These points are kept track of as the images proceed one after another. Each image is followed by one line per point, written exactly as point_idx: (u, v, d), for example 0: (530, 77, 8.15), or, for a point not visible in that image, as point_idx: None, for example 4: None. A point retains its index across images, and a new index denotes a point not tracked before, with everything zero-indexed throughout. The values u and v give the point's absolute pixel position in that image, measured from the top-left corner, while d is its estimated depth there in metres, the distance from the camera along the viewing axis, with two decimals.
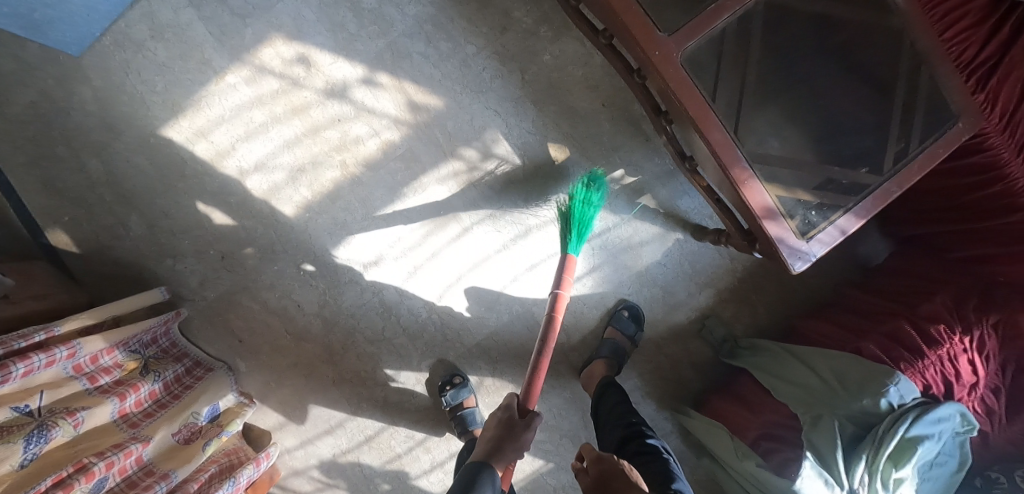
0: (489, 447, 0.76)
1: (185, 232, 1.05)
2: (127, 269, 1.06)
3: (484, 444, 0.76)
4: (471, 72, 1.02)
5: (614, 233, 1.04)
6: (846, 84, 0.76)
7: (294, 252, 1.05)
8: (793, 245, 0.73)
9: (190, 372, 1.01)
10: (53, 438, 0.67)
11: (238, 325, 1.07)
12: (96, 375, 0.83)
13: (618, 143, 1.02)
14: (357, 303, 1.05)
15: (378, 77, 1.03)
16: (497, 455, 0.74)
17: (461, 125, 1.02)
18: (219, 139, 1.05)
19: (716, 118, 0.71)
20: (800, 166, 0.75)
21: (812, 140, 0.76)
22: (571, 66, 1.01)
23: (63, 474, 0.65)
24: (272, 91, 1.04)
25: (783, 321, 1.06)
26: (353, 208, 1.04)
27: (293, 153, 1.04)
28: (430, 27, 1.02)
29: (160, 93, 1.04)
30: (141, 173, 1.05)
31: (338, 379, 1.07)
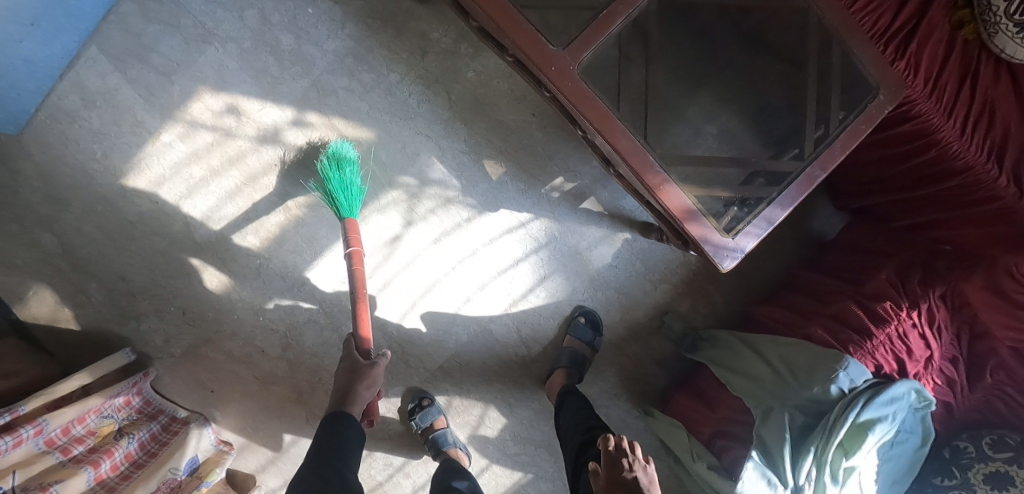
0: (340, 395, 0.79)
1: (144, 293, 1.08)
2: (95, 335, 1.09)
3: (337, 393, 0.80)
4: (397, 99, 1.01)
5: (560, 242, 1.04)
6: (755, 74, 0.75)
7: (252, 298, 1.07)
8: (718, 243, 0.72)
9: (166, 428, 1.03)
10: None
11: (208, 376, 1.09)
12: (68, 447, 0.85)
13: (552, 151, 1.02)
14: (319, 341, 1.07)
15: (307, 117, 1.03)
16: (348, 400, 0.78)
17: (394, 154, 1.02)
18: (163, 198, 1.06)
19: (622, 126, 0.69)
20: (718, 161, 0.73)
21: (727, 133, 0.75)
22: (495, 80, 1.01)
23: None
24: (207, 145, 1.05)
25: (742, 307, 1.05)
26: (302, 249, 1.05)
27: (236, 203, 1.05)
28: (351, 60, 1.01)
29: (100, 160, 1.05)
30: (94, 241, 1.07)
31: (311, 416, 1.09)
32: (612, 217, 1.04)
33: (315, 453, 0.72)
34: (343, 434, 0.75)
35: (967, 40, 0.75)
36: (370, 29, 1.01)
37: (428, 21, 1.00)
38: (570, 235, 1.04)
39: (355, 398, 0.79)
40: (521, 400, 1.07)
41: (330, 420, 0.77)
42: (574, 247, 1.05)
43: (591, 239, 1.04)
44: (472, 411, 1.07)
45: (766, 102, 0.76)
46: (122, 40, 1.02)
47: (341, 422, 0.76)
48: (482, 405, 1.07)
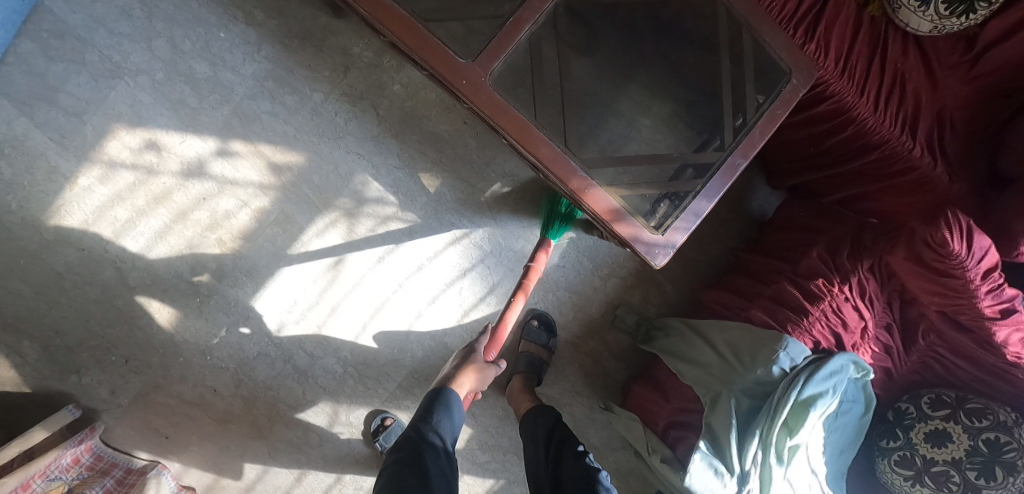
0: (450, 374, 0.83)
1: (81, 345, 1.03)
2: (31, 395, 1.03)
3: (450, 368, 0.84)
4: (324, 119, 0.98)
5: (506, 246, 1.03)
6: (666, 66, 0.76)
7: (197, 337, 1.03)
8: (648, 241, 0.72)
9: (122, 481, 0.99)
10: None
11: (160, 423, 1.05)
12: None
13: (489, 157, 1.01)
14: (271, 374, 1.04)
15: (232, 146, 0.99)
16: (457, 380, 0.81)
17: (327, 176, 0.99)
18: (90, 244, 1.01)
19: (540, 134, 0.69)
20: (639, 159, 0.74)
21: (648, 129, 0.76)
22: (424, 91, 0.99)
23: None
24: (130, 185, 1.00)
25: (692, 294, 1.05)
26: (243, 283, 1.02)
27: (168, 243, 1.01)
28: (271, 83, 0.98)
29: (16, 211, 0.99)
30: (20, 297, 1.01)
31: (273, 451, 1.06)
32: None
33: (420, 413, 0.76)
34: (445, 410, 0.76)
35: (874, 16, 0.76)
36: (289, 50, 0.97)
37: (348, 37, 0.97)
38: (514, 239, 1.03)
39: (465, 375, 0.82)
40: (485, 409, 1.06)
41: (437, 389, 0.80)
42: (520, 250, 1.04)
43: (537, 241, 1.03)
44: None
45: (682, 95, 0.77)
46: (23, 83, 0.96)
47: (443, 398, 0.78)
48: None
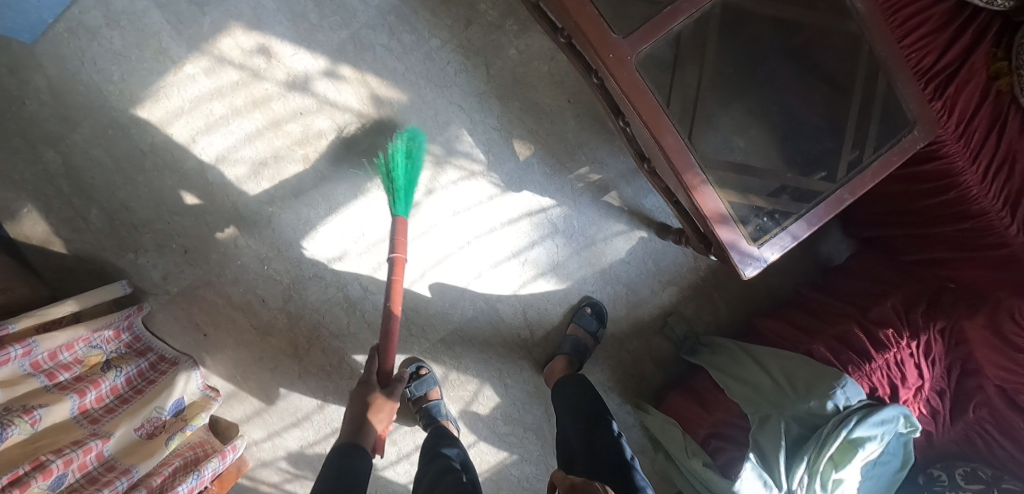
0: (354, 426, 0.78)
1: (146, 225, 1.04)
2: (88, 262, 1.05)
3: (351, 419, 0.79)
4: (435, 65, 0.99)
5: (580, 231, 1.04)
6: (798, 89, 0.74)
7: (259, 246, 1.05)
8: (744, 250, 0.73)
9: (154, 367, 1.01)
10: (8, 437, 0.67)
11: (203, 319, 1.06)
12: (54, 372, 0.83)
13: (582, 141, 1.01)
14: (321, 298, 1.05)
15: (340, 70, 0.99)
16: (361, 430, 0.78)
17: (425, 121, 1.00)
18: (179, 132, 1.02)
19: (669, 122, 0.70)
20: (753, 170, 0.73)
21: (761, 147, 0.73)
22: (536, 62, 0.99)
23: (20, 472, 0.65)
24: (232, 83, 1.01)
25: (744, 318, 1.07)
26: (317, 204, 1.03)
27: (254, 146, 1.02)
28: (393, 18, 0.98)
29: (117, 83, 1.01)
30: (100, 166, 1.03)
31: (304, 373, 1.08)
32: (631, 214, 1.04)
33: (325, 476, 0.69)
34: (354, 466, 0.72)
35: (1000, 91, 0.75)
36: None
37: None
38: (588, 226, 1.04)
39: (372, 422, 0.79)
40: (517, 382, 1.08)
41: (341, 451, 0.74)
42: (591, 237, 1.04)
43: (609, 232, 1.04)
44: (467, 386, 1.08)
45: (807, 117, 0.74)
46: None
47: (351, 456, 0.73)
48: (478, 382, 1.08)
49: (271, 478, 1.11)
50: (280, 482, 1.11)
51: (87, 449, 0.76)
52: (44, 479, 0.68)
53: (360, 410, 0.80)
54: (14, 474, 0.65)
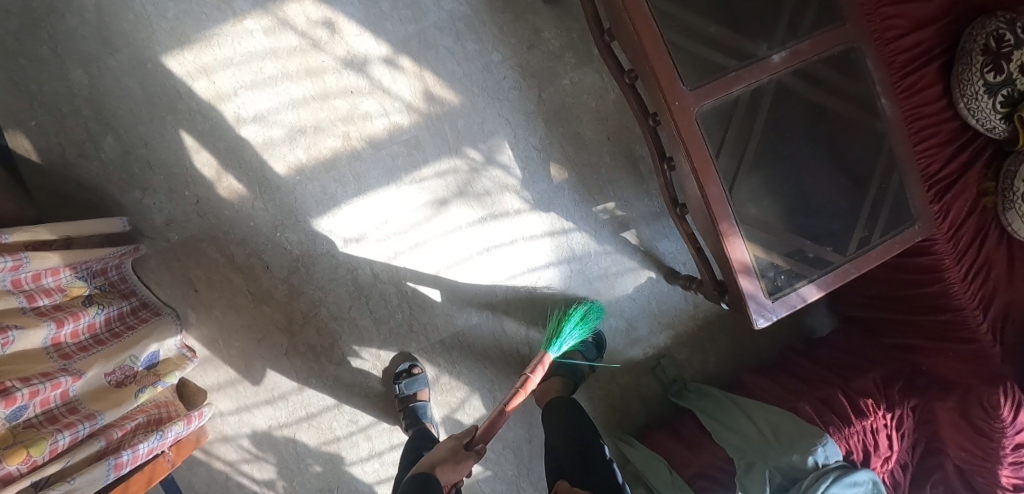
0: (433, 462, 0.74)
1: (162, 166, 1.00)
2: (88, 192, 1.00)
3: (432, 458, 0.75)
4: (492, 77, 1.02)
5: (595, 261, 1.06)
6: (824, 171, 0.83)
7: (275, 213, 1.01)
8: (760, 302, 0.79)
9: (134, 313, 0.95)
10: None
11: (197, 274, 1.01)
12: (34, 295, 0.76)
13: (614, 177, 1.04)
14: (329, 276, 1.02)
15: (400, 60, 1.01)
16: (439, 467, 0.73)
17: (471, 126, 1.02)
18: (222, 82, 1.00)
19: (715, 173, 0.77)
20: (770, 229, 0.80)
21: (776, 217, 0.80)
22: (587, 96, 1.04)
23: None
24: (289, 47, 1.01)
25: (730, 373, 1.12)
26: (347, 182, 1.01)
27: (297, 113, 1.00)
28: (462, 25, 1.02)
29: (169, 19, 0.99)
30: (129, 97, 1.00)
31: (291, 350, 1.03)
32: (645, 254, 1.07)
33: None
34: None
35: (987, 207, 0.88)
36: (490, 6, 1.02)
37: (546, 19, 1.02)
38: (603, 258, 1.06)
39: (448, 469, 0.74)
40: (506, 397, 1.07)
41: (417, 478, 0.70)
42: (603, 269, 1.06)
43: (621, 267, 1.06)
44: (455, 393, 1.06)
45: (829, 195, 0.83)
46: None
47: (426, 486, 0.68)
48: (468, 390, 1.06)
49: (229, 455, 1.04)
50: (237, 461, 1.04)
51: (54, 383, 0.69)
52: (7, 407, 0.61)
53: (442, 454, 0.76)
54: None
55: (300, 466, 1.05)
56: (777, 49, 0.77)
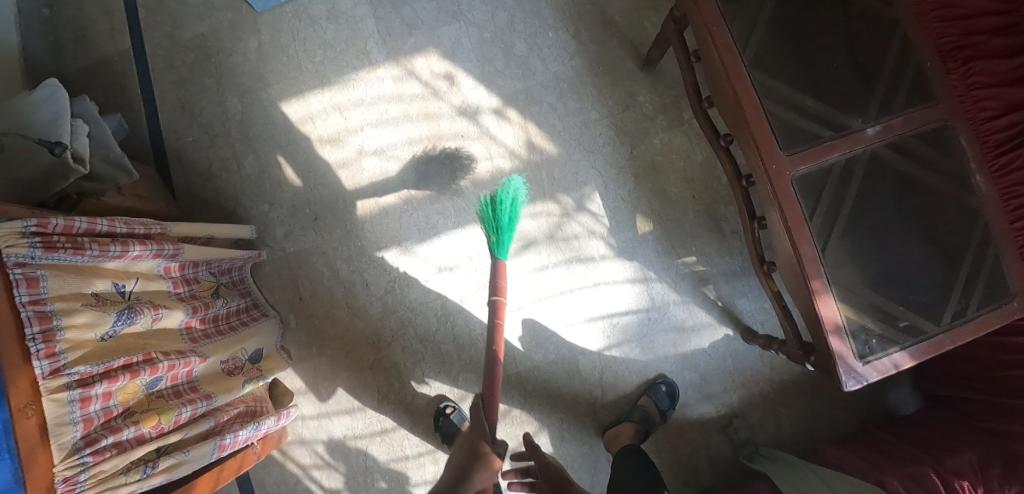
0: (455, 474, 0.74)
1: (289, 185, 1.13)
2: (223, 201, 1.14)
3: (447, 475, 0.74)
4: (588, 133, 1.14)
5: (672, 312, 1.09)
6: (920, 242, 0.85)
7: (381, 235, 1.11)
8: (850, 364, 0.79)
9: (247, 311, 1.06)
10: (134, 323, 0.77)
11: (304, 284, 1.12)
12: (179, 282, 0.92)
13: (696, 231, 1.11)
14: (420, 299, 1.09)
15: (508, 111, 1.14)
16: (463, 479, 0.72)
17: (566, 174, 1.12)
18: (352, 118, 1.15)
19: (809, 233, 0.82)
20: (849, 290, 0.82)
21: (867, 283, 0.83)
22: (674, 156, 1.13)
23: (133, 360, 0.75)
24: (413, 94, 1.15)
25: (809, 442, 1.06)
26: (448, 214, 1.11)
27: (412, 149, 1.13)
28: (565, 86, 1.16)
29: (316, 64, 1.17)
30: (271, 123, 1.15)
31: (375, 365, 1.09)
32: (722, 309, 1.08)
33: None
34: None
35: None
36: (592, 72, 1.16)
37: (640, 86, 1.16)
38: (680, 310, 1.09)
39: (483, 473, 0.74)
40: (573, 438, 1.07)
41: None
42: (679, 321, 1.08)
43: (698, 321, 1.08)
44: (525, 427, 1.07)
45: (925, 266, 0.85)
46: None
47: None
48: (539, 425, 1.07)
49: (302, 459, 1.10)
50: (309, 466, 1.09)
51: (183, 361, 0.82)
52: (149, 375, 0.76)
53: (465, 458, 0.76)
54: (129, 361, 0.74)
55: (366, 481, 1.08)
56: (871, 123, 0.85)
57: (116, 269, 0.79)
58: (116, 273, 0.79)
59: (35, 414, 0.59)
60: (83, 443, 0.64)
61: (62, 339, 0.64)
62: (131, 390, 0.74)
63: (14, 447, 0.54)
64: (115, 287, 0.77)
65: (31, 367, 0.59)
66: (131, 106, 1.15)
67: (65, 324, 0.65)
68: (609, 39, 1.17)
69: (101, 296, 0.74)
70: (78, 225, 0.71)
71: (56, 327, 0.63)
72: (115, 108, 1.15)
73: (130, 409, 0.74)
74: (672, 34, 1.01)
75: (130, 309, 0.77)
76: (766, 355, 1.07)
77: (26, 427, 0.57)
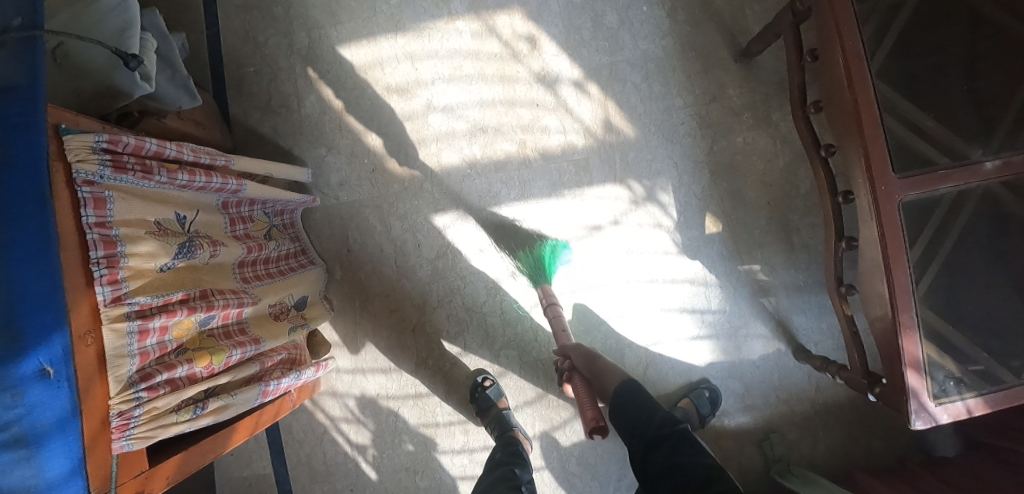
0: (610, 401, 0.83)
1: (350, 131, 1.08)
2: (281, 140, 1.09)
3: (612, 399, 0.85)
4: (670, 120, 1.08)
5: (726, 318, 1.06)
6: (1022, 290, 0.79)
7: (439, 196, 1.07)
8: (923, 402, 0.77)
9: (295, 257, 1.03)
10: (193, 257, 0.75)
11: (354, 236, 1.09)
12: (235, 219, 0.88)
13: (765, 239, 1.06)
14: (472, 268, 1.06)
15: (589, 85, 1.08)
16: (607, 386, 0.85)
17: (640, 160, 1.07)
18: (423, 70, 1.08)
19: (906, 263, 0.77)
20: (937, 329, 0.78)
21: (956, 324, 0.79)
22: (755, 158, 1.07)
23: (189, 296, 0.72)
24: (491, 53, 1.08)
25: (844, 469, 1.04)
26: (511, 186, 1.06)
27: (483, 112, 1.08)
28: (653, 67, 1.08)
29: (391, 5, 1.09)
30: (337, 63, 1.09)
31: (417, 328, 1.07)
32: (778, 323, 1.06)
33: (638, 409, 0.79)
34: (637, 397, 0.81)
35: None
36: (683, 56, 1.09)
37: (731, 77, 1.08)
38: (735, 317, 1.06)
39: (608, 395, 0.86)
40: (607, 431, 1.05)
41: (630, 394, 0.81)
42: (732, 329, 1.06)
43: (752, 331, 1.06)
44: (560, 411, 1.06)
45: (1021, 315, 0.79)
46: None
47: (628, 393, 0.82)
48: (574, 412, 1.06)
49: (332, 410, 1.10)
50: (339, 418, 1.09)
51: (236, 302, 0.79)
52: (205, 312, 0.73)
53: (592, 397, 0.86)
54: (186, 296, 0.71)
55: (394, 440, 1.08)
56: (992, 157, 0.79)
57: (181, 199, 0.75)
58: (180, 203, 0.75)
59: (95, 343, 0.57)
60: (138, 377, 0.62)
61: (125, 266, 0.61)
62: (185, 326, 0.71)
63: (74, 376, 0.51)
64: (177, 218, 0.73)
65: (94, 293, 0.57)
66: (194, 27, 1.09)
67: (128, 252, 0.62)
68: (707, 21, 1.09)
69: (164, 226, 0.71)
70: (149, 147, 0.67)
71: (120, 255, 0.60)
72: (179, 27, 1.09)
73: (183, 346, 0.72)
74: (787, 27, 0.93)
75: (190, 243, 0.75)
76: (815, 376, 1.05)
77: (86, 355, 0.55)
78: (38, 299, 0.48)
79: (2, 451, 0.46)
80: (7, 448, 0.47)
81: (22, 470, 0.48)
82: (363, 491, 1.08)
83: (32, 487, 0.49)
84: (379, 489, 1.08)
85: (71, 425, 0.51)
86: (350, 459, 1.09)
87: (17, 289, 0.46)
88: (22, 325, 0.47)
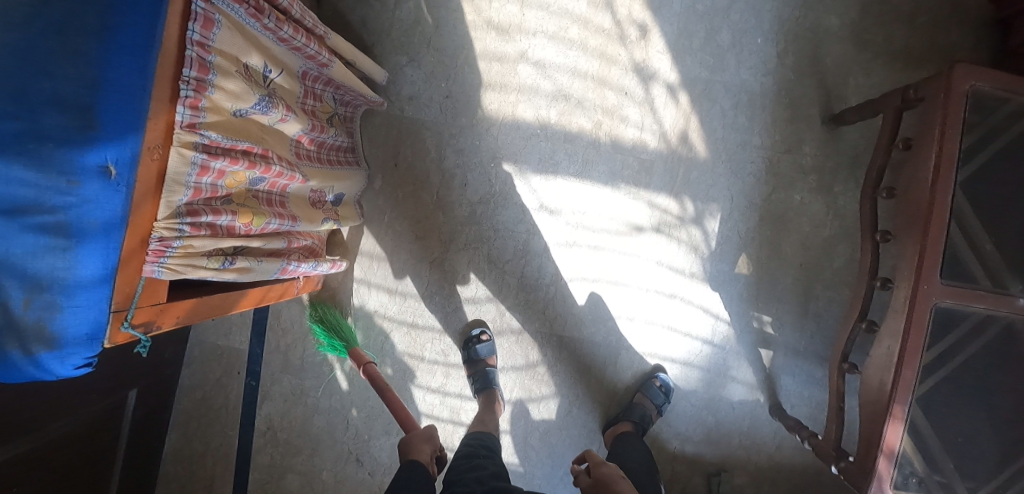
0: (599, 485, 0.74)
1: (438, 51, 1.06)
2: (367, 35, 1.06)
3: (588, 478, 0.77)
4: (741, 155, 1.08)
5: (723, 355, 1.09)
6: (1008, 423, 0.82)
7: (501, 146, 1.07)
8: (883, 487, 0.82)
9: (344, 152, 1.01)
10: (263, 115, 0.70)
11: (406, 153, 1.08)
12: (308, 93, 0.85)
13: (785, 296, 1.09)
14: (508, 224, 1.07)
15: (680, 93, 1.07)
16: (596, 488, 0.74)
17: (701, 181, 1.08)
18: (529, 18, 1.06)
19: (918, 362, 0.80)
20: (917, 428, 0.83)
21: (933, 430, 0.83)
22: (805, 219, 1.08)
23: (253, 151, 0.68)
24: (599, 26, 1.06)
25: None
26: (573, 161, 1.07)
27: (572, 81, 1.06)
28: (745, 98, 1.08)
29: None
30: None
31: (435, 263, 1.08)
32: (766, 376, 1.09)
33: None
34: None
35: None
36: (777, 99, 1.08)
37: (814, 136, 1.08)
38: (730, 357, 1.09)
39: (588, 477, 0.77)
40: (577, 419, 1.08)
41: None
42: (724, 367, 1.10)
43: (741, 375, 1.09)
44: (541, 386, 1.09)
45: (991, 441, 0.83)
46: None
47: None
48: (554, 391, 1.09)
49: None
50: None
51: (289, 175, 0.76)
52: (261, 172, 0.70)
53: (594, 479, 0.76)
54: (250, 149, 0.68)
55: (376, 359, 1.09)
56: None
57: (274, 52, 0.72)
58: (271, 56, 0.72)
59: (160, 160, 0.52)
60: (186, 210, 0.58)
61: (208, 96, 0.57)
62: (239, 179, 0.67)
63: (134, 186, 0.49)
64: (265, 71, 0.70)
65: (174, 111, 0.53)
66: None
67: (216, 83, 0.58)
68: (813, 74, 1.08)
69: (253, 72, 0.67)
70: None
71: (208, 82, 0.57)
72: None
73: (230, 197, 0.68)
74: (889, 109, 0.93)
75: (268, 99, 0.71)
76: (779, 433, 1.10)
77: (148, 170, 0.51)
78: (123, 93, 0.46)
79: (39, 233, 0.44)
80: (45, 232, 0.44)
81: (53, 259, 0.45)
82: (329, 397, 1.10)
83: (58, 280, 0.46)
84: (345, 399, 1.10)
85: (116, 233, 0.48)
86: (327, 363, 1.10)
87: (102, 75, 0.44)
88: (100, 112, 0.44)
